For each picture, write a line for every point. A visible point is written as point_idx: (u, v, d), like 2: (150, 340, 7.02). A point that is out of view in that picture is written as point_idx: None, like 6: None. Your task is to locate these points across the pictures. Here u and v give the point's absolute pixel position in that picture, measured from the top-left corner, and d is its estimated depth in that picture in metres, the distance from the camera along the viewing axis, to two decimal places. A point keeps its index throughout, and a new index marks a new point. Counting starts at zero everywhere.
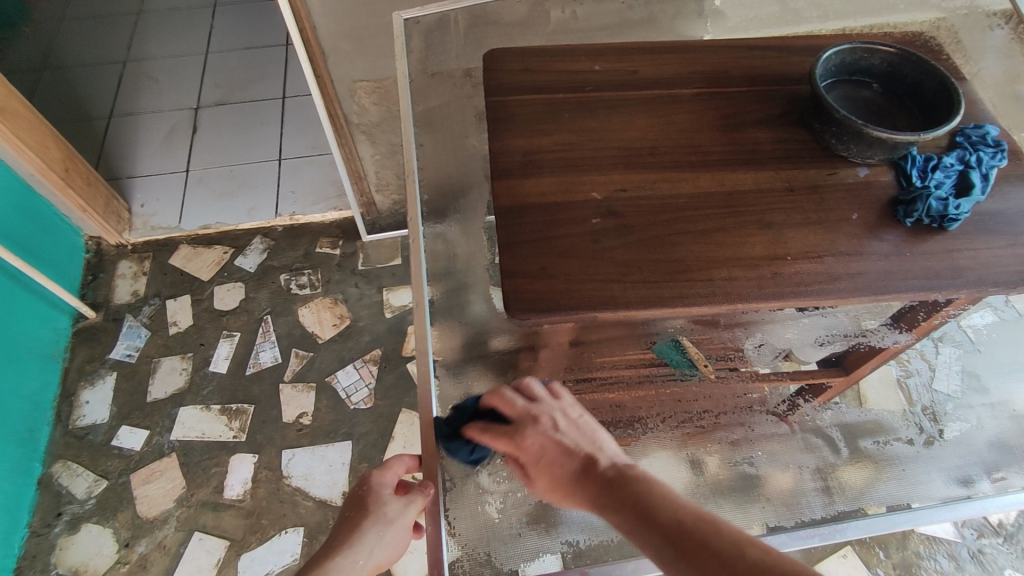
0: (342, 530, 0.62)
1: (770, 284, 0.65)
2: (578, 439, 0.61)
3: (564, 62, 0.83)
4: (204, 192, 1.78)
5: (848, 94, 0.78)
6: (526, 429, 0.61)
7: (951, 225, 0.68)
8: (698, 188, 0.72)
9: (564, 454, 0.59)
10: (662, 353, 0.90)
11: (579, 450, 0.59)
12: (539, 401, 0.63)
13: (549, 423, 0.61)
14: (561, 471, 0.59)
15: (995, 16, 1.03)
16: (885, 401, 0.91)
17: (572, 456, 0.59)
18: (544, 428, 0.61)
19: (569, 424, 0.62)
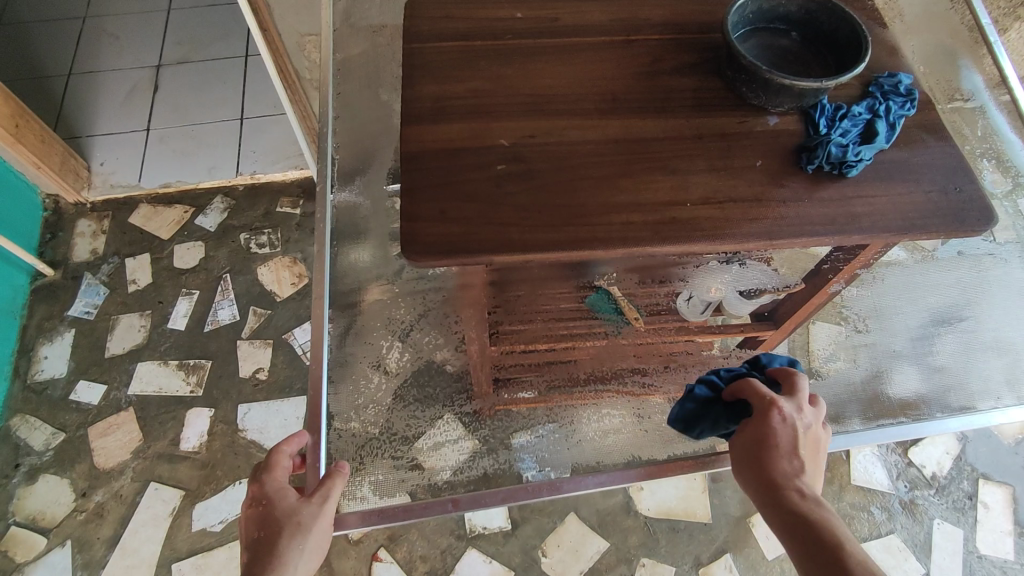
0: (256, 551, 0.62)
1: (667, 229, 0.66)
2: (805, 449, 0.61)
3: (486, 9, 0.83)
4: (164, 150, 1.76)
5: (764, 43, 0.78)
6: (775, 414, 0.62)
7: (850, 171, 0.69)
8: (607, 134, 0.72)
9: (794, 454, 0.60)
10: (597, 313, 0.96)
11: (797, 455, 0.60)
12: (800, 402, 0.64)
13: (794, 423, 0.62)
14: (766, 468, 0.60)
15: None
16: (828, 353, 1.01)
17: (798, 460, 0.60)
18: (794, 420, 0.62)
19: (809, 439, 0.62)
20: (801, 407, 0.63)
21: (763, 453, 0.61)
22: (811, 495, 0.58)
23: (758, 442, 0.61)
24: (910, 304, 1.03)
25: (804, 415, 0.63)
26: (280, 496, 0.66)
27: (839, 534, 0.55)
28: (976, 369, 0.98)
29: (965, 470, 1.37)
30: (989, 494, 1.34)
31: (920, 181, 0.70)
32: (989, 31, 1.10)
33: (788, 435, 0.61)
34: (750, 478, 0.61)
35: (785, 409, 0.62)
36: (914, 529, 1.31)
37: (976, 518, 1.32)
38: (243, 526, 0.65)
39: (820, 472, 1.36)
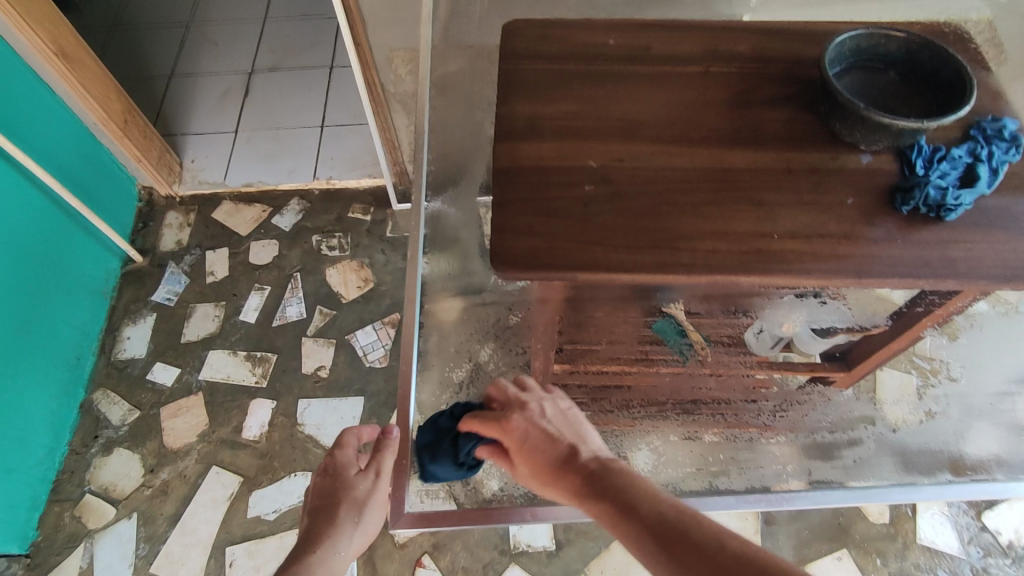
0: (318, 519, 0.74)
1: (754, 260, 0.65)
2: (564, 430, 0.71)
3: (580, 34, 0.85)
4: (249, 152, 1.87)
5: (862, 80, 0.77)
6: (515, 418, 0.72)
7: (949, 216, 0.67)
8: (696, 162, 0.73)
9: (548, 442, 0.69)
10: (663, 335, 0.95)
11: (560, 441, 0.69)
12: (538, 395, 0.74)
13: (534, 417, 0.72)
14: (542, 461, 0.69)
15: None
16: (896, 395, 0.97)
17: (561, 442, 0.69)
18: (532, 419, 0.71)
19: (555, 419, 0.72)
20: (531, 401, 0.73)
21: (533, 449, 0.69)
22: (594, 467, 0.65)
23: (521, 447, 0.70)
24: (1000, 358, 1.00)
25: (534, 397, 0.74)
26: (337, 471, 0.77)
27: (639, 487, 0.61)
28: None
29: None
30: None
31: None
32: None
33: (537, 430, 0.70)
34: (534, 477, 0.70)
35: (520, 413, 0.72)
36: None
37: None
38: (309, 491, 0.79)
39: (882, 526, 1.30)
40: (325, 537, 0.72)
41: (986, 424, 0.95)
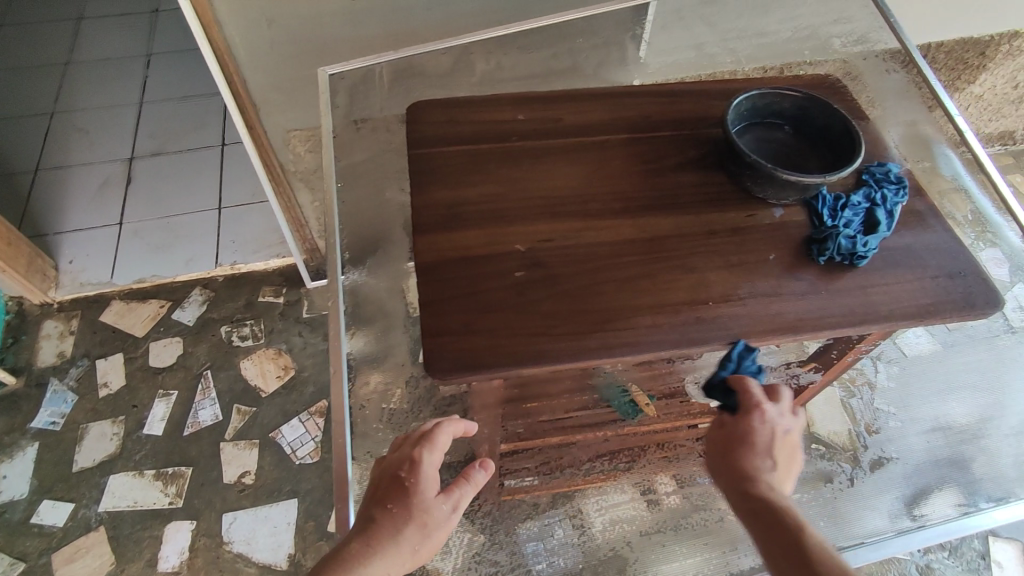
0: (384, 527, 0.59)
1: (695, 329, 0.65)
2: (787, 452, 0.62)
3: (489, 112, 0.84)
4: (138, 244, 1.71)
5: (760, 137, 0.81)
6: (766, 413, 0.63)
7: (861, 262, 0.71)
8: (621, 235, 0.72)
9: (769, 454, 0.61)
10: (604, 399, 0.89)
11: (772, 456, 0.61)
12: (783, 406, 0.64)
13: (772, 425, 0.62)
14: (748, 475, 0.60)
15: (887, 55, 0.99)
16: (829, 416, 1.16)
17: (773, 461, 0.61)
18: (775, 425, 0.62)
19: (787, 442, 0.63)
20: (784, 412, 0.64)
21: (747, 449, 0.61)
22: (786, 499, 0.58)
23: (737, 440, 0.62)
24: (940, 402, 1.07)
25: (782, 408, 0.64)
26: (427, 474, 0.63)
27: (808, 525, 0.56)
28: (989, 470, 0.97)
29: None
30: (1001, 551, 1.33)
31: (927, 267, 0.72)
32: (943, 93, 0.94)
33: (766, 435, 0.62)
34: (727, 469, 0.62)
35: (768, 413, 0.63)
36: None
37: None
38: (376, 476, 0.64)
39: None
40: (381, 552, 0.57)
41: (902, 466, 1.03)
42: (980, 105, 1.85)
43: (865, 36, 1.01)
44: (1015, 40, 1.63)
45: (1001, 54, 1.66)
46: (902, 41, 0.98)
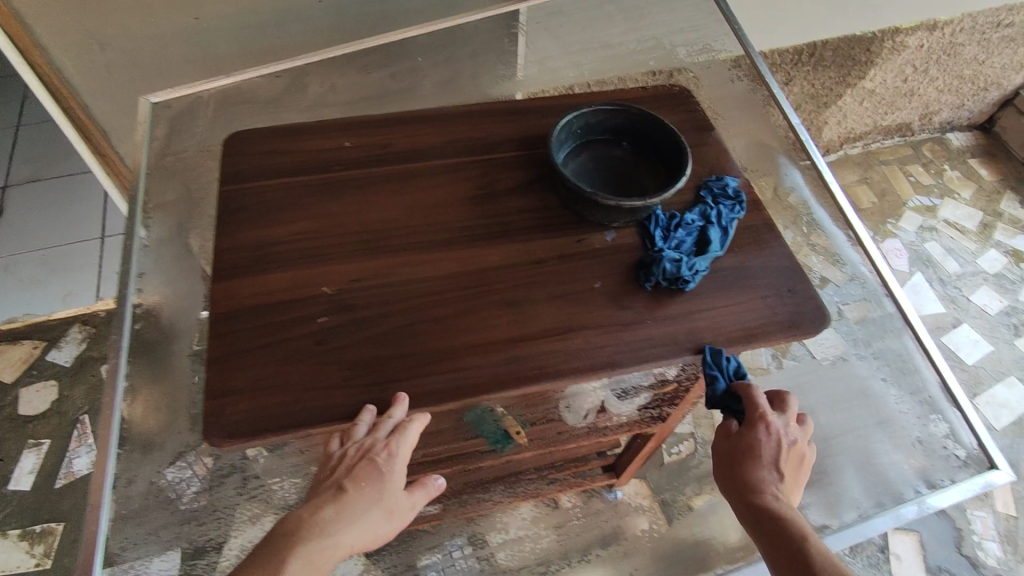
0: (346, 505, 0.57)
1: (507, 371, 0.61)
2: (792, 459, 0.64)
3: (313, 140, 0.79)
4: (9, 281, 1.59)
5: (597, 157, 0.78)
6: (758, 431, 0.63)
7: (687, 286, 0.68)
8: (440, 269, 0.68)
9: (772, 469, 0.62)
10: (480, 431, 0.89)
11: (777, 469, 0.62)
12: (788, 417, 0.65)
13: (779, 437, 0.63)
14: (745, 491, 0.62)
15: (729, 62, 0.99)
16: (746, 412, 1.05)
17: (778, 473, 0.62)
18: (778, 435, 0.63)
19: (793, 453, 0.64)
20: (789, 423, 0.65)
21: (749, 471, 0.62)
22: (791, 508, 0.61)
23: (743, 453, 0.63)
24: (846, 402, 0.97)
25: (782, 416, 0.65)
26: (398, 468, 0.59)
27: (811, 534, 0.59)
28: (876, 478, 0.92)
29: None
30: (898, 543, 1.35)
31: (759, 286, 0.70)
32: (783, 103, 0.95)
33: (772, 450, 0.63)
34: (732, 482, 0.63)
35: (773, 424, 0.64)
36: None
37: (891, 571, 1.32)
38: (351, 452, 0.58)
39: None
40: (332, 527, 0.56)
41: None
42: (875, 100, 1.88)
43: (708, 42, 1.01)
44: (898, 36, 1.66)
45: (886, 50, 1.68)
46: (744, 48, 0.98)
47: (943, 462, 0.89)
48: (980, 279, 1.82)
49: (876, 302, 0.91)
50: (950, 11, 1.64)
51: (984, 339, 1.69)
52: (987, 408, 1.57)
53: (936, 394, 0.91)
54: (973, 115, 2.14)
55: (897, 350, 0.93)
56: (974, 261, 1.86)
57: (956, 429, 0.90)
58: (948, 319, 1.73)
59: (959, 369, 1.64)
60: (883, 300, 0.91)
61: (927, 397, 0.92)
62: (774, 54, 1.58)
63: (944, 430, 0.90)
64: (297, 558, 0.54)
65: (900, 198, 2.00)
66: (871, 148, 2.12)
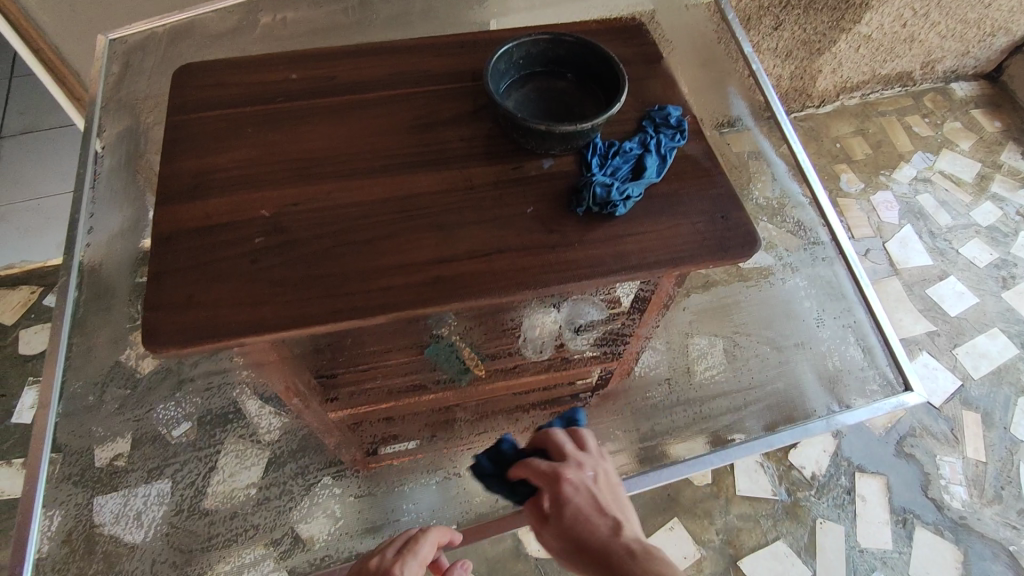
0: None
1: (430, 290, 0.63)
2: (611, 500, 0.63)
3: (259, 73, 0.80)
4: (7, 228, 1.64)
5: (540, 87, 0.78)
6: (570, 474, 0.64)
7: (618, 211, 0.68)
8: (373, 195, 0.70)
9: (597, 514, 0.61)
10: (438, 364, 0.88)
11: (608, 513, 0.61)
12: (579, 458, 0.65)
13: (585, 484, 0.63)
14: (590, 542, 0.59)
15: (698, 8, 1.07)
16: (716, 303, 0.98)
17: (608, 517, 0.61)
18: (584, 482, 0.63)
19: (601, 487, 0.64)
20: (581, 464, 0.65)
21: (584, 518, 0.61)
22: (638, 547, 0.57)
23: (572, 518, 0.61)
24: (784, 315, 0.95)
25: (588, 460, 0.66)
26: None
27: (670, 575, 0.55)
28: (804, 387, 0.90)
29: (842, 465, 1.40)
30: (865, 486, 1.38)
31: (691, 212, 0.70)
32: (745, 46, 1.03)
33: (582, 500, 0.62)
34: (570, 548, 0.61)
35: (570, 472, 0.64)
36: (799, 531, 1.32)
37: (854, 511, 1.35)
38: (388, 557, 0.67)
39: (705, 487, 1.36)
40: None
41: (693, 398, 0.90)
42: (871, 46, 1.82)
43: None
44: None
45: None
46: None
47: (858, 384, 0.90)
48: (971, 231, 1.79)
49: (812, 234, 0.98)
50: None
51: (970, 291, 1.68)
52: (966, 358, 1.57)
53: (861, 319, 0.93)
54: (979, 63, 2.07)
55: (827, 277, 0.96)
56: (968, 213, 1.82)
57: (872, 352, 0.92)
58: (934, 272, 1.71)
59: (941, 320, 1.63)
60: (818, 231, 0.98)
61: (853, 322, 0.94)
62: None
63: (862, 354, 0.92)
64: None
65: (895, 149, 1.96)
66: (869, 98, 2.07)
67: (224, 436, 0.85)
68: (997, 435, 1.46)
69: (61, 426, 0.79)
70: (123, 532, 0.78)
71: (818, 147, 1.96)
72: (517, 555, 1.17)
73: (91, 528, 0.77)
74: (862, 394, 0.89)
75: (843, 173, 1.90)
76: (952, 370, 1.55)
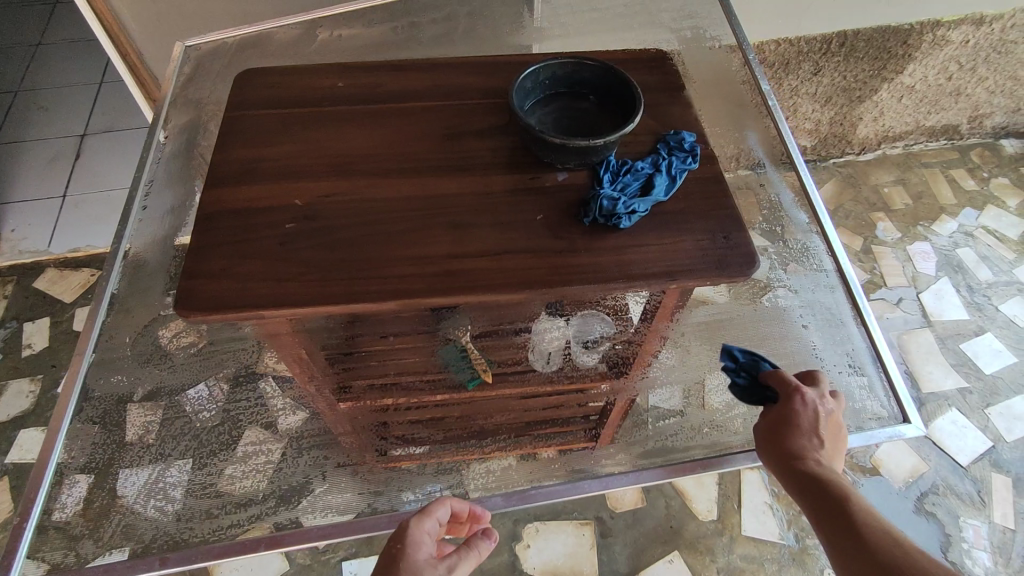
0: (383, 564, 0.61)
1: (442, 282, 0.68)
2: (825, 430, 0.67)
3: (311, 79, 0.88)
4: (79, 215, 1.79)
5: (563, 107, 0.83)
6: (796, 399, 0.68)
7: (622, 224, 0.72)
8: (398, 192, 0.75)
9: (808, 432, 0.66)
10: (446, 366, 0.91)
11: (819, 435, 0.66)
12: (823, 392, 0.70)
13: (814, 407, 0.68)
14: (790, 447, 0.65)
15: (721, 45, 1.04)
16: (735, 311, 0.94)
17: (821, 439, 0.65)
18: (813, 408, 0.68)
19: (832, 421, 0.68)
20: (823, 395, 0.70)
21: (791, 434, 0.66)
22: (831, 470, 0.62)
23: (782, 422, 0.67)
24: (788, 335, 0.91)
25: (820, 392, 0.70)
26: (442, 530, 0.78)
27: (862, 501, 0.58)
28: None
29: None
30: None
31: (696, 230, 0.73)
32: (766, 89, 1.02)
33: (809, 417, 0.67)
34: (767, 452, 0.67)
35: (808, 396, 0.68)
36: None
37: None
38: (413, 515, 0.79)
39: (711, 523, 1.30)
40: None
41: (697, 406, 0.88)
42: (915, 97, 1.82)
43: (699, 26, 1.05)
44: (938, 29, 1.60)
45: (926, 43, 1.63)
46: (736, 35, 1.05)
47: (854, 412, 0.83)
48: (1013, 289, 1.74)
49: (817, 259, 0.95)
50: (1000, 4, 1.56)
51: (1007, 350, 1.62)
52: (999, 419, 1.51)
53: (860, 347, 0.88)
54: None
55: (827, 304, 0.92)
56: (1010, 271, 1.77)
57: (873, 385, 0.85)
58: (970, 327, 1.66)
59: (974, 377, 1.58)
60: (820, 257, 0.95)
61: (851, 348, 0.88)
62: (800, 42, 1.56)
63: (861, 385, 0.85)
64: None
65: (937, 202, 1.92)
66: (913, 149, 2.04)
67: (230, 387, 0.87)
68: None
69: (86, 374, 0.82)
70: (127, 482, 0.78)
71: (856, 193, 1.94)
72: (512, 569, 1.21)
73: (79, 445, 0.78)
74: (856, 423, 0.81)
75: (880, 221, 1.88)
76: (983, 430, 1.49)
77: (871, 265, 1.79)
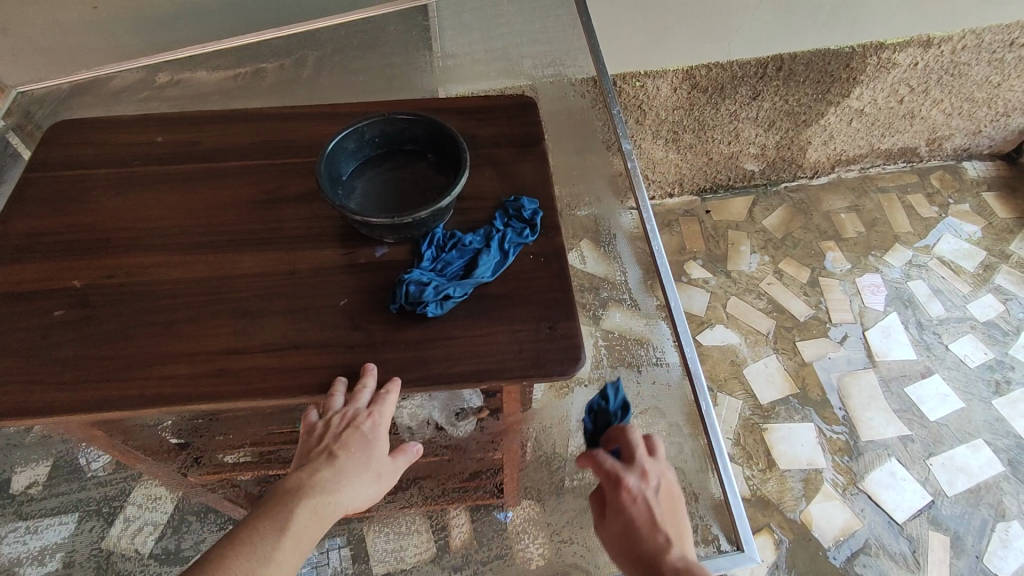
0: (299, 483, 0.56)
1: (209, 384, 0.60)
2: (665, 514, 0.58)
3: (127, 132, 0.80)
4: None
5: (395, 168, 0.74)
6: (631, 482, 0.60)
7: (431, 314, 0.63)
8: (189, 272, 0.67)
9: (653, 529, 0.57)
10: None
11: (662, 527, 0.57)
12: (643, 469, 0.61)
13: (643, 496, 0.59)
14: (639, 552, 0.56)
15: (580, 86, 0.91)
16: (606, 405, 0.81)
17: (664, 532, 0.57)
18: (644, 491, 0.60)
19: (663, 500, 0.59)
20: (646, 473, 0.60)
21: (632, 539, 0.57)
22: (683, 565, 0.54)
23: (625, 527, 0.58)
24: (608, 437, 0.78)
25: (652, 466, 0.61)
26: (382, 434, 0.60)
27: None
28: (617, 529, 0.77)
29: None
30: None
31: (516, 318, 0.64)
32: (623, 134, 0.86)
33: (642, 512, 0.58)
34: (619, 552, 0.58)
35: (633, 487, 0.59)
36: None
37: None
38: (336, 420, 0.59)
39: None
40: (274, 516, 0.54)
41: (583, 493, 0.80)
42: (866, 121, 1.71)
43: (559, 55, 0.93)
44: (882, 52, 1.48)
45: (870, 66, 1.51)
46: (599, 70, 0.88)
47: None
48: (966, 326, 1.64)
49: (664, 352, 0.81)
50: (949, 25, 1.44)
51: (955, 394, 1.53)
52: (941, 471, 1.42)
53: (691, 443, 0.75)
54: (993, 143, 1.92)
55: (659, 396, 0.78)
56: (963, 305, 1.68)
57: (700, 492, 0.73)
58: (917, 368, 1.57)
59: (917, 424, 1.49)
60: (667, 348, 0.80)
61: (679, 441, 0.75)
62: (732, 66, 1.44)
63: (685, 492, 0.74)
64: (306, 508, 0.55)
65: (891, 229, 1.82)
66: (869, 172, 1.93)
67: None
68: (965, 564, 1.31)
69: None
70: None
71: (806, 221, 1.84)
72: None
73: None
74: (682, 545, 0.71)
75: (830, 251, 1.78)
76: (923, 483, 1.41)
77: (816, 298, 1.69)
